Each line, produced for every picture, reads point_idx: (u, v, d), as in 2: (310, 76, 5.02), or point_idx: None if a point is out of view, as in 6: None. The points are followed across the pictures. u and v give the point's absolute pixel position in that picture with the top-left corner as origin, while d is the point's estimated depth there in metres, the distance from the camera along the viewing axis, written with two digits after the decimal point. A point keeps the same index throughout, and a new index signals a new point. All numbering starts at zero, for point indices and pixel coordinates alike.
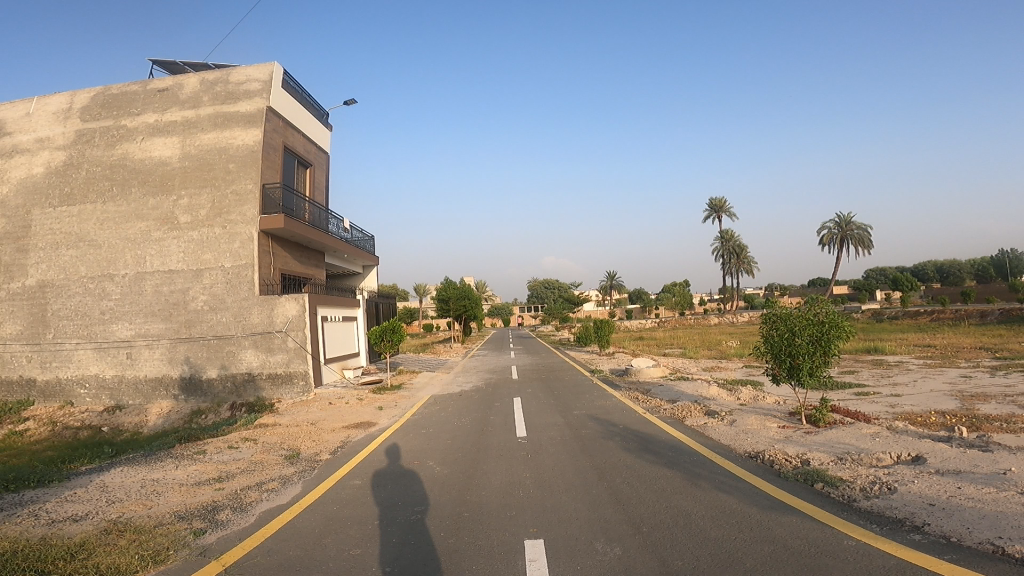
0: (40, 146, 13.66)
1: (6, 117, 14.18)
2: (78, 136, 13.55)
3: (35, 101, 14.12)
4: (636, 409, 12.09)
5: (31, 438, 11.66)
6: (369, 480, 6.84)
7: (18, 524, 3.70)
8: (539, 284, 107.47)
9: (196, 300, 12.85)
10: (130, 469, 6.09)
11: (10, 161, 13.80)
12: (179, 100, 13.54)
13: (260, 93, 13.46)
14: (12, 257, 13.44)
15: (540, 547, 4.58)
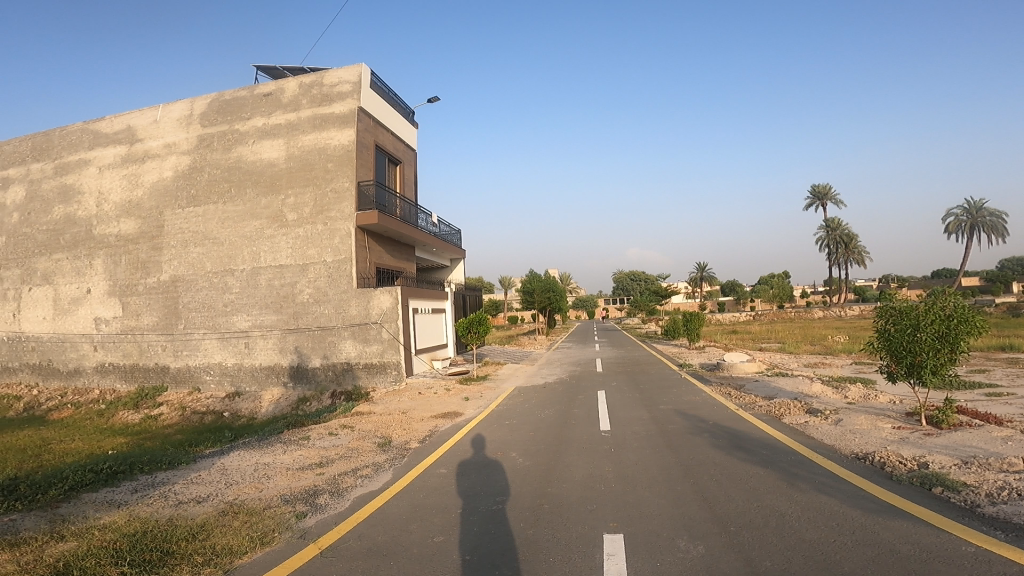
0: (168, 151, 15.32)
1: (136, 124, 15.83)
2: (200, 141, 15.10)
3: (161, 109, 15.73)
4: (729, 405, 11.63)
5: (165, 421, 13.27)
6: (454, 470, 7.19)
7: (153, 504, 4.31)
8: (625, 276, 105.15)
9: (302, 293, 13.98)
10: (246, 453, 6.84)
11: (144, 165, 15.48)
12: (282, 104, 14.67)
13: (351, 94, 14.25)
14: (148, 254, 15.18)
15: (619, 541, 4.62)
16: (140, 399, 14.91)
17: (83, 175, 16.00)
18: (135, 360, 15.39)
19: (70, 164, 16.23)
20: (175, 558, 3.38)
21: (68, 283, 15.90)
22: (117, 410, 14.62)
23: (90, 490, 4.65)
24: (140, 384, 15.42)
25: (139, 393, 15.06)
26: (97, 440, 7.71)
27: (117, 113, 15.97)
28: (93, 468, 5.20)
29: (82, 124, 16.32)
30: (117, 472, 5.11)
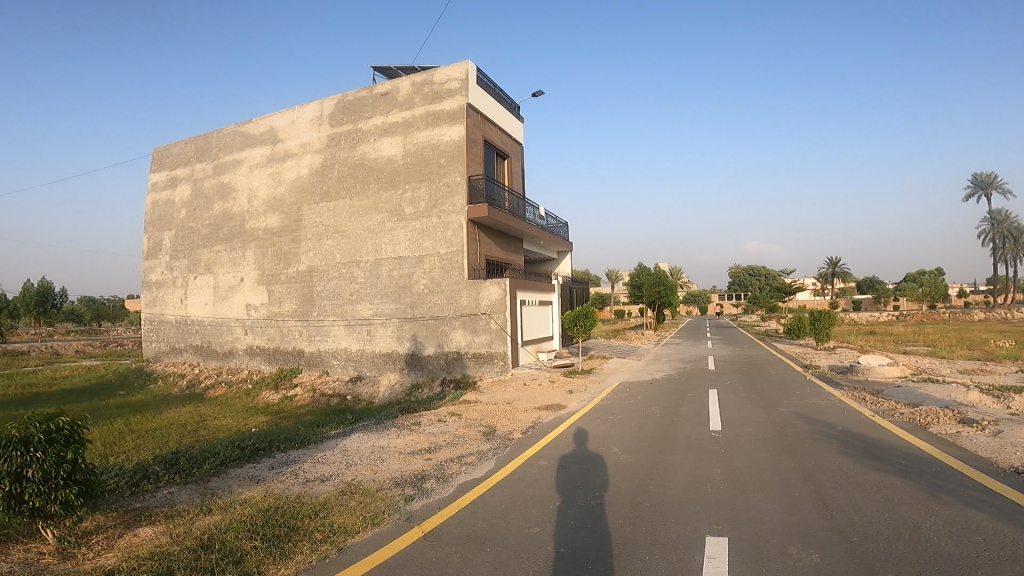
0: (304, 150, 16.96)
1: (277, 126, 17.67)
2: (330, 140, 16.54)
3: (297, 111, 17.39)
4: (861, 411, 10.61)
5: (298, 402, 14.87)
6: (554, 462, 7.36)
7: (286, 481, 4.97)
8: (743, 271, 98.97)
9: (418, 283, 14.90)
10: (365, 436, 7.55)
11: (284, 164, 17.29)
12: (397, 103, 15.60)
13: (460, 91, 14.74)
14: (289, 246, 16.99)
15: (723, 544, 4.50)
16: (279, 379, 16.83)
17: (236, 174, 18.29)
18: (276, 343, 17.36)
19: (227, 163, 18.59)
20: (299, 533, 3.90)
21: (226, 272, 18.28)
22: (261, 389, 16.64)
23: (236, 465, 5.46)
24: (280, 366, 17.38)
25: (279, 374, 16.99)
26: (243, 417, 8.90)
27: (261, 116, 17.93)
28: (240, 446, 6.08)
29: (234, 129, 18.57)
30: (258, 451, 5.93)
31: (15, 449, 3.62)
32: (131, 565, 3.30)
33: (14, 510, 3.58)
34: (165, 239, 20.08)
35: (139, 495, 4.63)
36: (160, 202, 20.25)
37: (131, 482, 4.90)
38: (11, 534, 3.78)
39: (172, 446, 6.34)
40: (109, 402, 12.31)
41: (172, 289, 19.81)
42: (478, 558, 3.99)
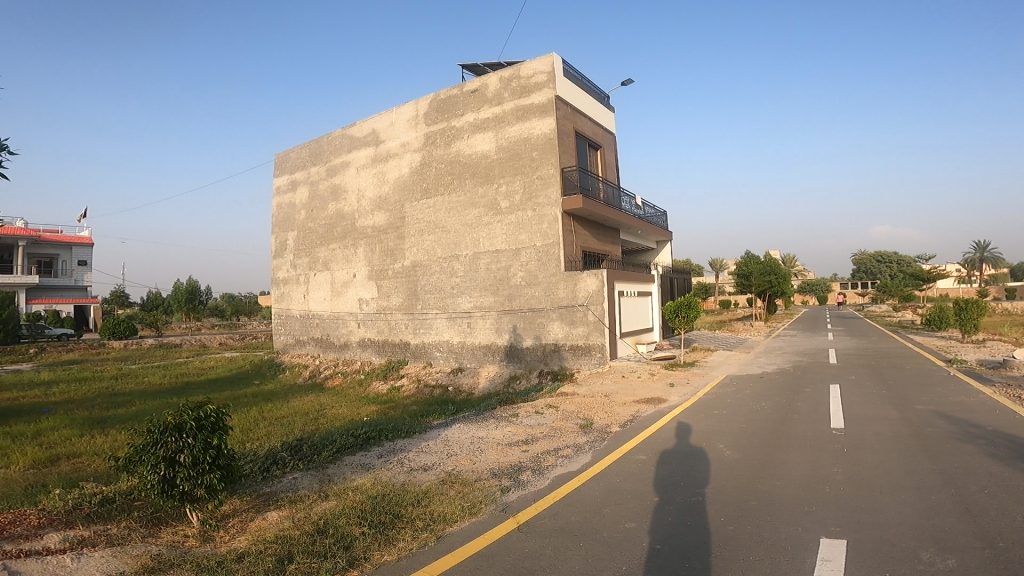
0: (404, 150, 17.85)
1: (378, 127, 18.75)
2: (426, 139, 17.27)
3: (395, 112, 18.33)
4: (1017, 411, 9.31)
5: (405, 392, 15.82)
6: (654, 457, 7.24)
7: (393, 469, 5.40)
8: (869, 257, 89.78)
9: (516, 276, 15.21)
10: (465, 426, 7.94)
11: (387, 163, 18.33)
12: (487, 99, 15.94)
13: (547, 84, 14.76)
14: (394, 242, 18.03)
15: (840, 547, 4.23)
16: (388, 371, 17.94)
17: (346, 176, 19.70)
18: (385, 336, 18.54)
19: (337, 166, 20.07)
20: (403, 520, 4.24)
21: (341, 269, 19.81)
22: (372, 379, 17.87)
23: (350, 453, 6.02)
24: (388, 357, 18.53)
25: (387, 365, 18.13)
26: (356, 407, 9.69)
27: (364, 119, 19.12)
28: (353, 434, 6.68)
29: (342, 133, 19.99)
30: (369, 439, 6.48)
31: (170, 436, 4.30)
32: (260, 546, 3.80)
33: (169, 493, 4.25)
34: (288, 239, 22.14)
35: (268, 481, 5.28)
36: (283, 205, 22.31)
37: (261, 468, 5.58)
38: (166, 514, 4.55)
39: (296, 433, 7.10)
40: (246, 391, 13.90)
41: (296, 285, 21.84)
42: (571, 552, 4.06)
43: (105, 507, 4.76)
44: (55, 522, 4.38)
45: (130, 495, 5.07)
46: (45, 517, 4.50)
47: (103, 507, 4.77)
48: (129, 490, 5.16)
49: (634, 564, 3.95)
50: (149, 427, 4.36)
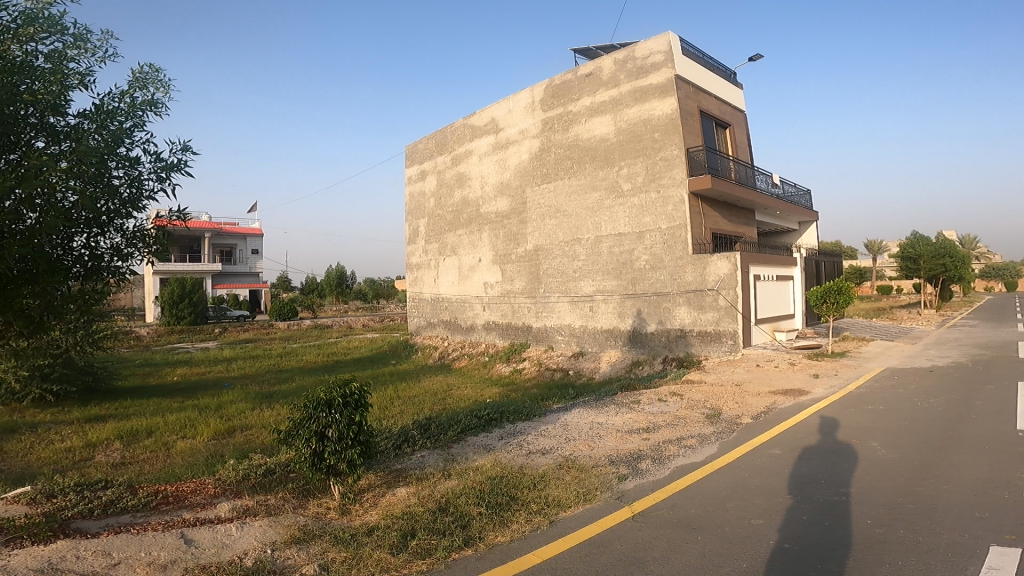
0: (523, 136, 18.10)
1: (497, 115, 19.20)
2: (544, 125, 17.36)
3: (512, 100, 18.63)
4: None
5: (527, 374, 16.24)
6: (790, 452, 6.75)
7: (512, 451, 5.70)
8: None
9: (640, 259, 14.86)
10: (585, 411, 8.05)
11: (508, 151, 18.73)
12: (602, 82, 15.67)
13: (666, 63, 14.19)
14: (517, 228, 18.45)
15: (1014, 558, 3.75)
16: (511, 353, 18.43)
17: (469, 164, 20.49)
18: (509, 319, 19.12)
19: (461, 155, 20.93)
20: (518, 503, 4.49)
21: (468, 254, 20.75)
22: (496, 361, 18.39)
23: (473, 434, 6.46)
24: (512, 340, 19.11)
25: (511, 347, 18.69)
26: (480, 389, 10.22)
27: (483, 108, 19.69)
28: (477, 415, 7.11)
29: (464, 123, 20.79)
30: (491, 421, 6.87)
31: (322, 412, 4.96)
32: (388, 520, 4.26)
33: (318, 465, 4.93)
34: (419, 226, 23.57)
35: (400, 458, 5.88)
36: (414, 194, 23.76)
37: (395, 445, 6.19)
38: (313, 487, 5.38)
39: (426, 413, 7.72)
40: (384, 371, 15.21)
41: (427, 270, 23.27)
42: (686, 546, 4.00)
43: (267, 479, 5.68)
44: (227, 492, 5.40)
45: (286, 467, 5.98)
46: (220, 487, 5.53)
47: (265, 477, 5.73)
48: (286, 462, 6.08)
49: (755, 562, 3.81)
50: (306, 403, 5.05)
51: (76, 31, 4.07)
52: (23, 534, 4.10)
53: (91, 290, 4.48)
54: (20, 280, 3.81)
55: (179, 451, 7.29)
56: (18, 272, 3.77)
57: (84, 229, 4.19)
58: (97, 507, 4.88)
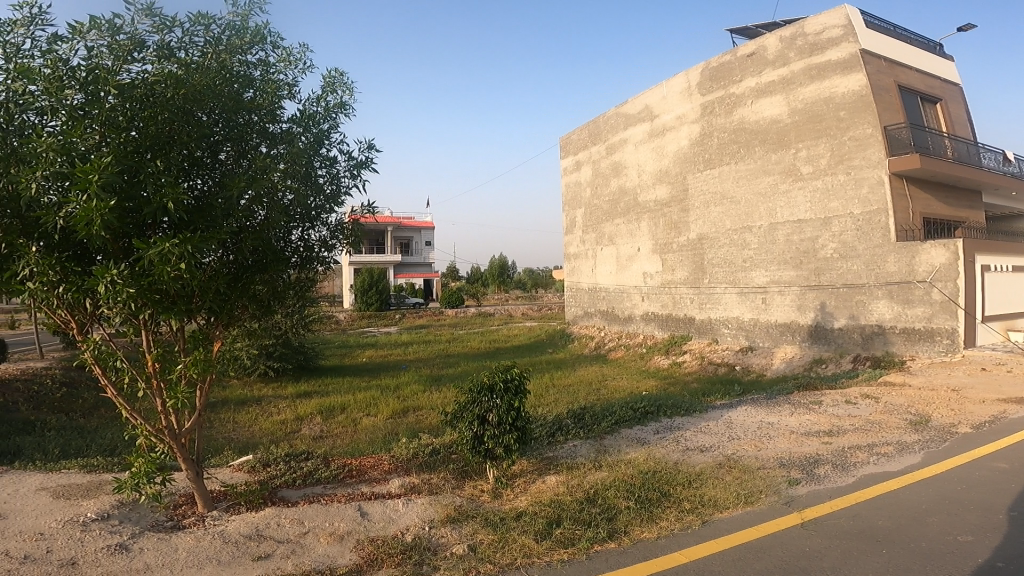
0: (680, 122, 17.09)
1: (652, 102, 18.47)
2: (703, 109, 16.25)
3: (666, 85, 17.79)
4: None
5: (688, 368, 15.36)
6: (1022, 467, 5.48)
7: (668, 446, 5.50)
8: None
9: (825, 248, 13.18)
10: (753, 410, 7.40)
11: (664, 138, 17.82)
12: (768, 61, 14.38)
13: (847, 37, 12.78)
14: (679, 216, 17.42)
15: None
16: (670, 346, 17.53)
17: (624, 152, 19.96)
18: (670, 311, 18.21)
19: (616, 144, 20.50)
20: (670, 500, 4.31)
21: (626, 243, 20.13)
22: (654, 354, 17.54)
23: (628, 426, 6.38)
24: (672, 332, 18.19)
25: (671, 339, 17.82)
26: (636, 380, 10.01)
27: (636, 95, 19.10)
28: (633, 407, 6.97)
29: (617, 111, 20.39)
30: (647, 415, 6.70)
31: (485, 396, 5.28)
32: (536, 507, 4.37)
33: (478, 447, 5.27)
34: (576, 216, 23.60)
35: (552, 445, 6.02)
36: (570, 184, 23.85)
37: (549, 432, 6.34)
38: (470, 469, 5.86)
39: (581, 402, 7.78)
40: (542, 359, 15.60)
41: (584, 259, 23.25)
42: (865, 558, 3.50)
43: (432, 458, 6.25)
44: (399, 468, 6.06)
45: (449, 447, 6.51)
46: (394, 464, 6.21)
47: (432, 455, 6.31)
48: (449, 443, 6.62)
49: None
50: (471, 386, 5.41)
51: (278, 43, 4.77)
52: (242, 502, 5.12)
53: (306, 276, 5.29)
54: (254, 269, 4.62)
55: (364, 427, 8.33)
56: (254, 261, 4.59)
57: (299, 223, 4.95)
58: (298, 477, 5.81)
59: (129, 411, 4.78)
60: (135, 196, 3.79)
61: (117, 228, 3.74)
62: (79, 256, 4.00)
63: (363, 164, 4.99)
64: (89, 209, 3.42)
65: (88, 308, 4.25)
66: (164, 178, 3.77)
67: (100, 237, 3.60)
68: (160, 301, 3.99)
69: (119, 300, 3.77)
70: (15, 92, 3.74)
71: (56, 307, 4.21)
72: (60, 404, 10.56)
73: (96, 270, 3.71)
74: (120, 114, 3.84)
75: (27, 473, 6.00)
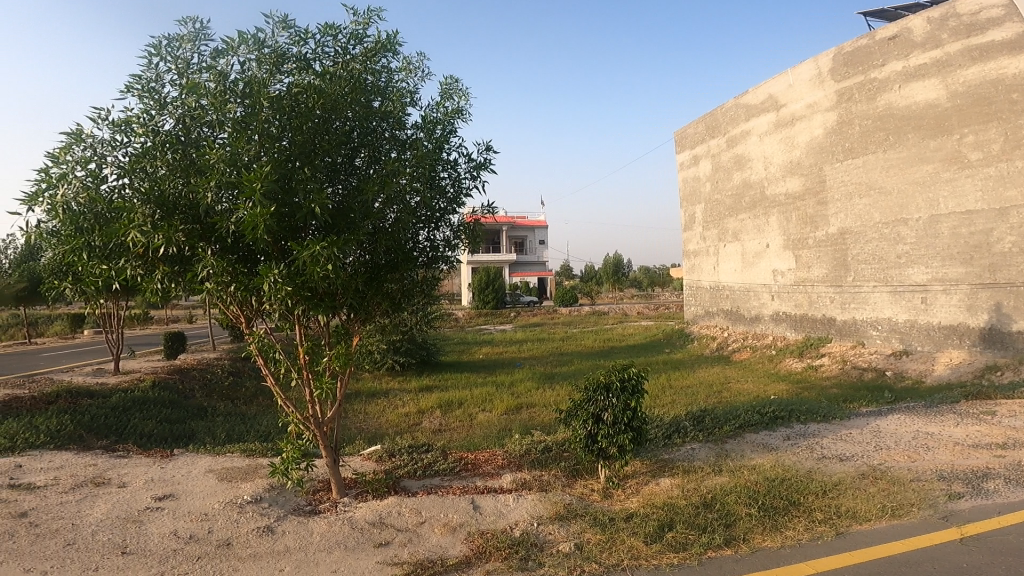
0: (812, 111, 15.65)
1: (776, 92, 17.14)
2: (839, 96, 14.74)
3: (793, 73, 16.52)
4: None
5: (827, 371, 13.47)
6: None
7: (800, 454, 5.02)
8: None
9: (1002, 242, 11.39)
10: (906, 419, 6.44)
11: (795, 128, 16.34)
12: (915, 43, 12.79)
13: (1012, 16, 11.26)
14: (815, 210, 15.78)
15: None
16: (805, 348, 15.56)
17: (748, 145, 18.55)
18: (806, 311, 16.47)
19: (737, 136, 19.12)
20: (799, 509, 3.89)
21: (753, 239, 18.60)
22: (785, 356, 15.55)
23: (754, 431, 5.91)
24: (808, 334, 16.39)
25: (806, 342, 16.00)
26: (764, 384, 9.19)
27: (759, 85, 17.79)
28: (760, 411, 6.41)
29: (737, 101, 19.12)
30: (776, 420, 6.15)
31: (600, 395, 5.10)
32: (648, 509, 4.14)
33: (591, 446, 5.10)
34: (695, 213, 22.00)
35: (669, 448, 5.69)
36: (687, 179, 22.31)
37: (665, 434, 6.00)
38: (582, 468, 5.72)
39: (701, 404, 7.30)
40: (659, 359, 14.95)
41: (705, 256, 21.57)
42: None
43: (545, 455, 6.20)
44: (511, 464, 6.07)
45: (562, 445, 6.43)
46: (507, 459, 6.25)
47: (544, 453, 6.27)
48: (562, 441, 6.54)
49: None
50: (587, 384, 5.26)
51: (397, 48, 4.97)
52: (369, 489, 5.43)
53: (432, 274, 5.53)
54: (388, 268, 4.91)
55: (480, 422, 8.53)
56: (388, 261, 4.88)
57: (425, 223, 5.18)
58: (418, 468, 6.05)
59: (283, 399, 5.30)
60: (289, 202, 4.20)
61: (276, 231, 4.16)
62: (245, 257, 4.48)
63: (482, 165, 5.10)
64: (253, 215, 3.83)
65: (252, 304, 4.61)
66: (312, 185, 4.13)
67: (262, 240, 4.03)
68: (311, 298, 4.43)
69: (278, 297, 4.17)
70: (190, 108, 4.28)
71: (228, 303, 4.62)
72: (227, 393, 12.12)
73: (260, 270, 4.14)
74: (272, 125, 4.26)
75: (200, 456, 6.89)
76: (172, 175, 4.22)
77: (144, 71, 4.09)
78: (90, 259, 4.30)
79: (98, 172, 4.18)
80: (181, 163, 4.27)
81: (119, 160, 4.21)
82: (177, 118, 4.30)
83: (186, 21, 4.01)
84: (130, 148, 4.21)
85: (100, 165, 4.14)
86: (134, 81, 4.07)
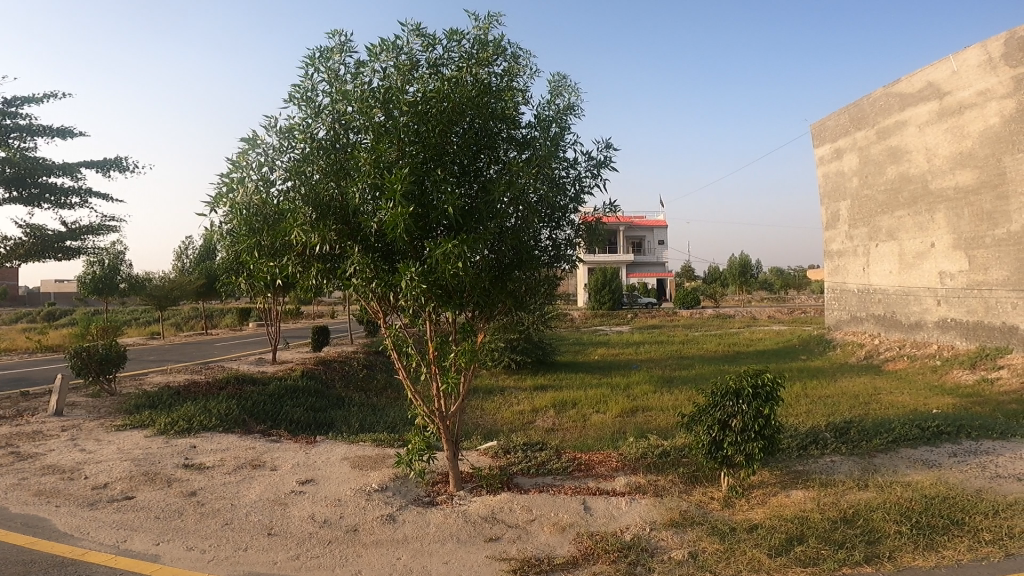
0: (984, 99, 13.75)
1: (937, 79, 15.18)
2: (1017, 81, 12.93)
3: (955, 58, 14.65)
4: None
5: (1006, 386, 11.15)
6: None
7: (968, 472, 4.54)
8: None
9: None
10: None
11: (963, 118, 14.34)
12: None
13: None
14: (994, 205, 13.58)
15: None
16: (978, 359, 13.13)
17: (905, 136, 16.31)
18: (980, 318, 14.06)
19: (890, 127, 16.92)
20: (963, 528, 3.59)
21: (912, 238, 16.27)
22: (952, 367, 13.28)
23: (912, 445, 5.26)
24: (982, 345, 13.95)
25: (979, 352, 13.62)
26: (925, 396, 7.95)
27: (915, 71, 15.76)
28: (920, 425, 5.63)
29: (886, 90, 17.11)
30: (940, 435, 5.42)
31: (729, 400, 4.66)
32: (775, 520, 3.79)
33: (715, 453, 4.70)
34: (840, 210, 19.66)
35: (804, 459, 5.12)
36: (829, 174, 20.07)
37: (801, 443, 5.39)
38: (702, 476, 5.36)
39: (844, 415, 6.51)
40: (792, 366, 13.62)
41: (852, 257, 19.23)
42: None
43: (661, 460, 5.86)
44: (626, 467, 5.83)
45: (680, 451, 6.06)
46: (622, 462, 6.00)
47: (661, 458, 5.93)
48: (680, 447, 6.16)
49: None
50: (714, 388, 4.82)
51: (516, 51, 4.89)
52: (483, 485, 5.47)
53: (552, 274, 5.45)
54: (511, 266, 4.94)
55: (594, 423, 8.33)
56: (512, 259, 4.91)
57: (546, 223, 5.10)
58: (531, 467, 5.99)
59: (412, 392, 5.51)
60: (424, 203, 4.38)
61: (412, 230, 4.37)
62: (385, 256, 4.75)
63: (603, 164, 4.87)
64: (394, 215, 4.06)
65: (390, 300, 4.90)
66: (444, 186, 4.28)
67: (401, 239, 4.26)
68: (440, 294, 4.56)
69: (414, 294, 4.38)
70: (339, 114, 4.66)
71: (369, 299, 4.95)
72: (362, 384, 13.14)
73: (399, 267, 4.37)
74: (406, 128, 4.47)
75: (338, 443, 7.49)
76: (323, 179, 4.62)
77: (302, 81, 4.57)
78: (260, 257, 4.82)
79: (267, 176, 4.73)
80: (332, 167, 4.67)
81: (284, 164, 4.73)
82: (328, 126, 4.70)
83: (335, 33, 4.36)
84: (293, 153, 4.72)
85: (269, 169, 4.70)
86: (295, 91, 4.56)
